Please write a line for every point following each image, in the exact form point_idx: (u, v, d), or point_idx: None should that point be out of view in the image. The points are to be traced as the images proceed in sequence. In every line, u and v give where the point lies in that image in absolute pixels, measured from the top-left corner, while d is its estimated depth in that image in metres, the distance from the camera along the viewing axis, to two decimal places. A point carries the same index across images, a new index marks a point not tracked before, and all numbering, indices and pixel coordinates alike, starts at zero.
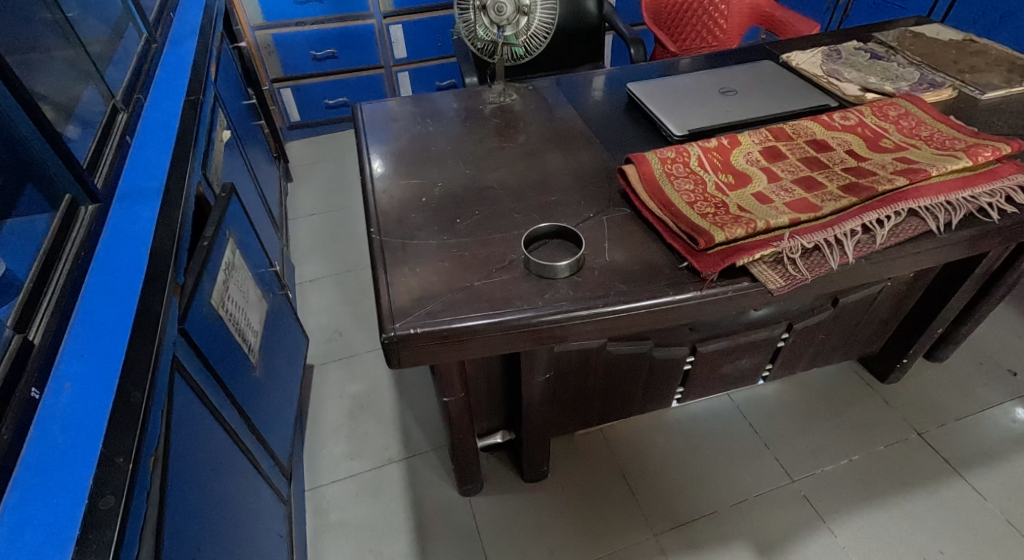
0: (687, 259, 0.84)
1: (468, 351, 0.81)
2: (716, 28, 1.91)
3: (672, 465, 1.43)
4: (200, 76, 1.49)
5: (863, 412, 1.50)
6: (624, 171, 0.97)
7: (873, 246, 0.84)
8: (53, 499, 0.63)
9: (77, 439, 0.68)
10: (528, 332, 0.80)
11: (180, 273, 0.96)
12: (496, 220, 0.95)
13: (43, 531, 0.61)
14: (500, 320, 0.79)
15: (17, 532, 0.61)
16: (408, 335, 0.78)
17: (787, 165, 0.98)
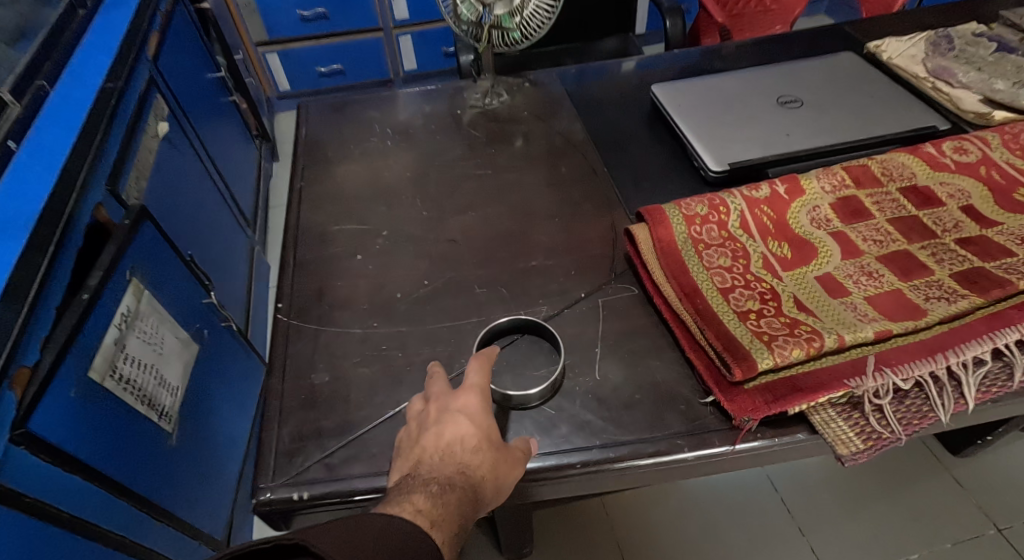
0: (714, 393, 0.56)
1: None
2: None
3: (683, 549, 1.18)
4: (132, 49, 1.20)
5: (928, 495, 1.21)
6: (632, 234, 0.68)
7: (1006, 384, 0.55)
8: None
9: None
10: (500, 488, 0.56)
11: (32, 351, 0.71)
12: (450, 299, 0.68)
13: None
14: None
15: None
16: (289, 503, 0.53)
17: (873, 231, 0.68)
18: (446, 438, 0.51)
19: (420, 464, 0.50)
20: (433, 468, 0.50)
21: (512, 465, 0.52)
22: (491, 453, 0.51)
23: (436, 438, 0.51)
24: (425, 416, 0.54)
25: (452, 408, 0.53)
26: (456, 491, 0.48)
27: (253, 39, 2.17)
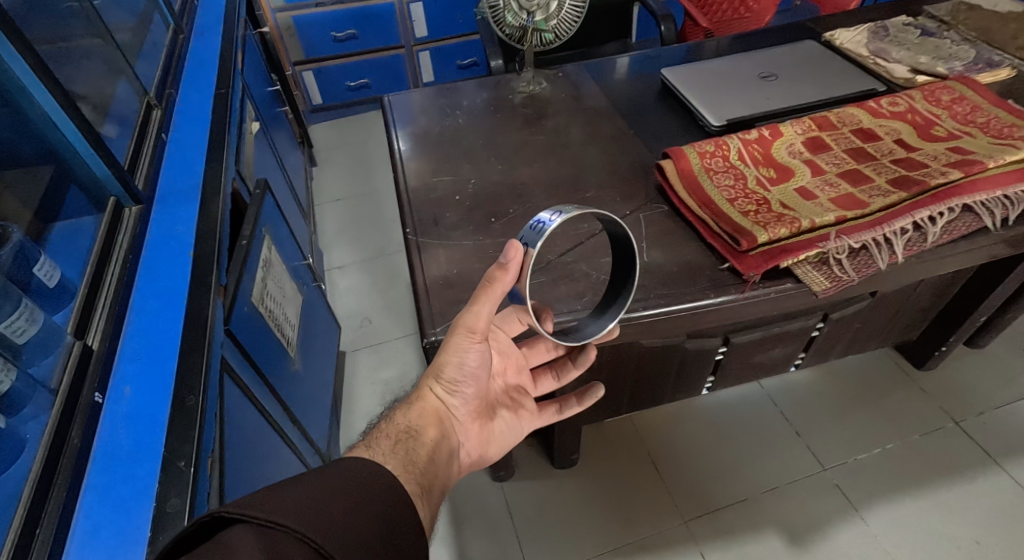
0: (729, 260, 0.82)
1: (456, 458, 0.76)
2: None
3: (702, 453, 1.43)
4: (228, 66, 1.46)
5: (900, 401, 1.48)
6: (662, 167, 0.95)
7: (925, 244, 0.81)
8: (124, 506, 0.65)
9: (135, 455, 0.68)
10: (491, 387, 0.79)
11: (224, 274, 0.95)
12: (530, 219, 0.93)
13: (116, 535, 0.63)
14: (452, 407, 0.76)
15: (99, 532, 0.63)
16: (449, 340, 0.77)
17: (832, 157, 0.95)
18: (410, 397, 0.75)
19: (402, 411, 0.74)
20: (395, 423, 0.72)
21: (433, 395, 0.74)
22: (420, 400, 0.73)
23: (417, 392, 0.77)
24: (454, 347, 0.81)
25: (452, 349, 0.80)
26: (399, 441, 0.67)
27: (291, 58, 2.45)
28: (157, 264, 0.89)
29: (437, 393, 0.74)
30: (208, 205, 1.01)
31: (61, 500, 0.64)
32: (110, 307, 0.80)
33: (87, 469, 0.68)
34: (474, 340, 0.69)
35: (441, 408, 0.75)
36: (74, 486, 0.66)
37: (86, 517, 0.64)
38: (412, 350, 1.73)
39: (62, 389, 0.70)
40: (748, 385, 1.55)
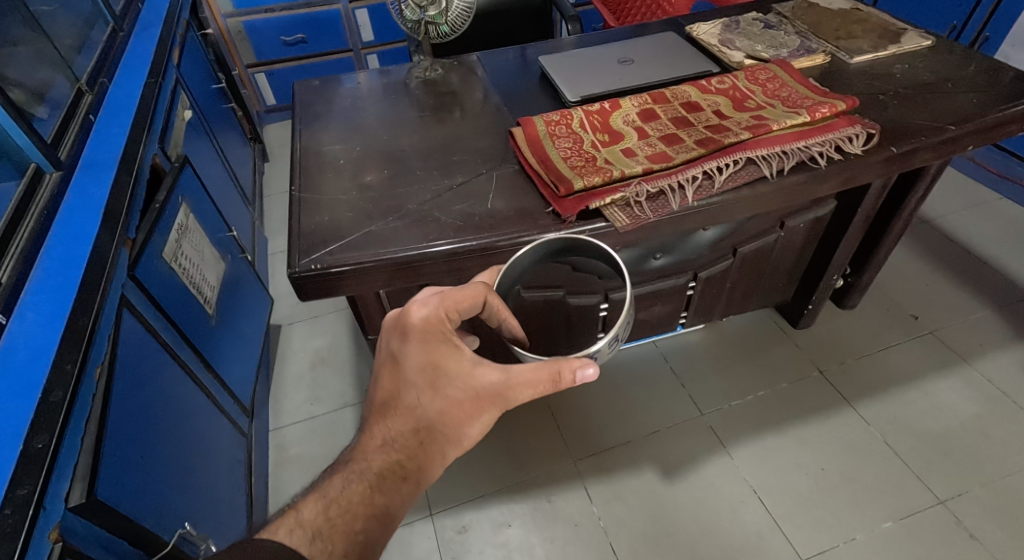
0: (551, 204, 0.97)
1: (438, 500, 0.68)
2: (664, 3, 2.02)
3: (596, 404, 1.59)
4: (162, 60, 1.61)
5: (774, 357, 1.66)
6: (514, 134, 1.11)
7: (712, 190, 0.98)
8: (9, 395, 0.73)
9: (29, 360, 0.78)
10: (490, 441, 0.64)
11: (131, 230, 1.10)
12: (402, 178, 1.08)
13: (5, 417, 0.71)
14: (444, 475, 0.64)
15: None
16: (311, 270, 0.92)
17: (659, 125, 1.10)
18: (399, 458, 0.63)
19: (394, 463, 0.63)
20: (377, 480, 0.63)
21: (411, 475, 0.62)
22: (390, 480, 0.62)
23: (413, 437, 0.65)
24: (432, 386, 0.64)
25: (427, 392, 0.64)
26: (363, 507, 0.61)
27: (244, 61, 2.62)
28: (70, 218, 1.02)
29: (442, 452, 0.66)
30: (123, 172, 1.15)
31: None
32: (22, 248, 0.93)
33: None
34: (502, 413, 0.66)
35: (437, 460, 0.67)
36: None
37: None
38: (343, 323, 1.88)
39: None
40: (642, 344, 1.71)
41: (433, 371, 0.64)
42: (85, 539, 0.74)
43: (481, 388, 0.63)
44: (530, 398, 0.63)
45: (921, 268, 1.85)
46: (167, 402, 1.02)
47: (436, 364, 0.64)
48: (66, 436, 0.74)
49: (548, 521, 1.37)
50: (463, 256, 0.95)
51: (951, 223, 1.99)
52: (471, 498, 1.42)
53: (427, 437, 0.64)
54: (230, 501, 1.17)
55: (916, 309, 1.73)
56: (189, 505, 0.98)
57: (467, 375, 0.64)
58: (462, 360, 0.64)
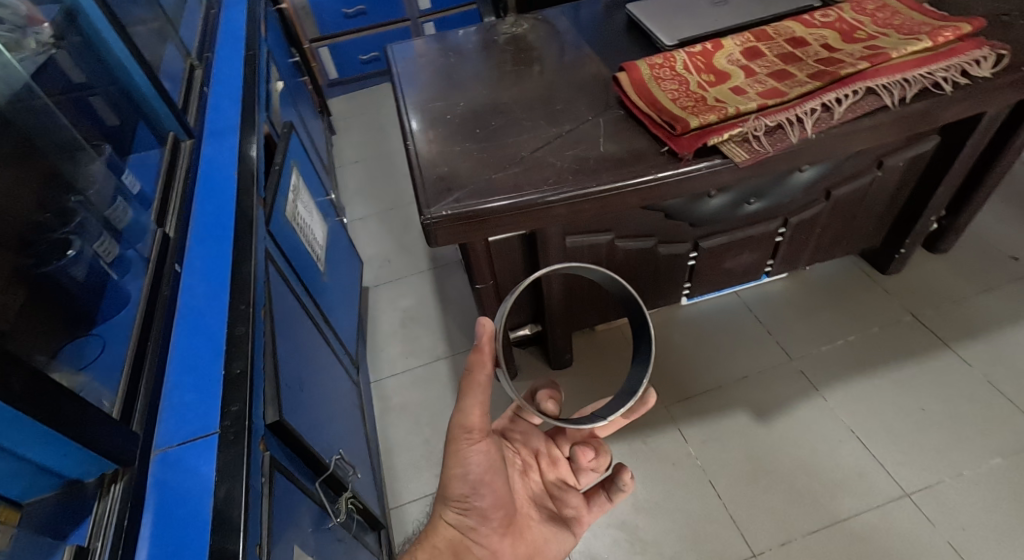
0: (666, 143, 0.97)
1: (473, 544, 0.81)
2: None
3: (683, 353, 1.62)
4: (253, 34, 1.68)
5: (865, 303, 1.66)
6: (618, 79, 1.10)
7: (831, 122, 0.96)
8: (207, 335, 0.83)
9: (211, 303, 0.88)
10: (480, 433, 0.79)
11: (263, 190, 1.17)
12: (510, 127, 1.10)
13: (207, 350, 0.82)
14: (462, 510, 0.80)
15: (193, 346, 0.82)
16: (439, 218, 0.96)
17: (765, 62, 1.08)
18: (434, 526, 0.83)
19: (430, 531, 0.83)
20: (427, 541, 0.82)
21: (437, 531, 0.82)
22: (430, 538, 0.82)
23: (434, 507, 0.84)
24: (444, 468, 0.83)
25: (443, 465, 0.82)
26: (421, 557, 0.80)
27: (309, 36, 2.68)
28: (209, 180, 1.10)
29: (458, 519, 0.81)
30: (247, 136, 1.23)
31: (161, 331, 0.82)
32: (179, 204, 1.02)
33: (175, 314, 0.86)
34: (472, 439, 0.79)
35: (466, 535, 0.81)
36: (170, 321, 0.85)
37: (178, 344, 0.83)
38: (428, 284, 2.01)
39: (153, 256, 0.90)
40: (725, 295, 1.74)
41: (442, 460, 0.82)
42: (278, 454, 0.83)
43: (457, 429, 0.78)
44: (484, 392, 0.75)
45: (1015, 210, 1.80)
46: (307, 347, 1.10)
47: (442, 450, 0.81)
48: (255, 364, 0.83)
49: (645, 461, 1.42)
50: (582, 200, 0.97)
51: None
52: None
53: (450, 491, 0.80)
54: (358, 436, 1.27)
55: (1014, 251, 1.69)
56: (336, 436, 1.08)
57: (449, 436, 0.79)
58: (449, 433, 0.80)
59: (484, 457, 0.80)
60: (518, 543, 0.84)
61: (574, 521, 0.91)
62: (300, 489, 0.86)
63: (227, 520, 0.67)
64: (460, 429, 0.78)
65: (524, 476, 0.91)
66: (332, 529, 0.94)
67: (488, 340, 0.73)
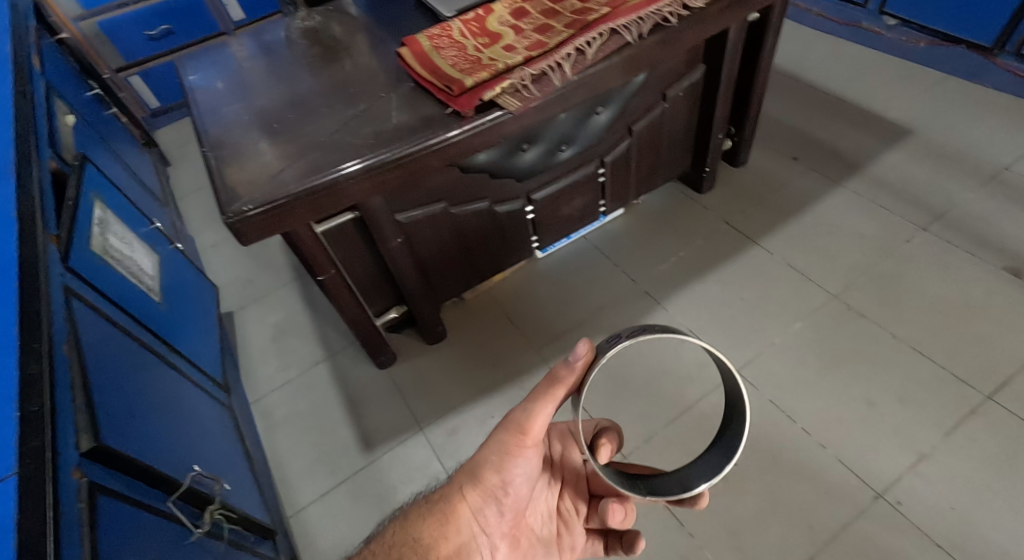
0: (449, 104, 1.03)
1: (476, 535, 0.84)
2: None
3: (545, 301, 1.78)
4: (23, 67, 1.54)
5: (690, 222, 1.88)
6: (400, 55, 1.14)
7: (585, 63, 1.07)
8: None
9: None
10: (523, 440, 0.82)
11: (53, 227, 1.11)
12: (304, 117, 1.08)
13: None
14: (480, 504, 0.85)
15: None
16: (242, 213, 0.94)
17: (531, 20, 1.15)
18: (440, 507, 0.84)
19: (436, 505, 0.85)
20: (426, 516, 0.84)
21: (447, 515, 0.84)
22: (436, 514, 0.84)
23: (450, 487, 0.86)
24: (479, 459, 0.85)
25: (481, 455, 0.85)
26: (416, 528, 0.83)
27: (111, 66, 2.49)
28: None
29: (474, 502, 0.84)
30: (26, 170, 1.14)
31: None
32: None
33: None
34: (524, 443, 0.82)
35: (470, 521, 0.84)
36: None
37: None
38: (295, 295, 1.98)
39: None
40: (575, 241, 1.91)
41: (486, 452, 0.84)
42: (103, 479, 0.83)
43: (517, 432, 0.82)
44: (548, 406, 0.80)
45: (793, 117, 2.08)
46: (141, 377, 1.06)
47: (490, 444, 0.84)
48: (56, 402, 0.80)
49: None
50: (382, 169, 1.00)
51: (810, 73, 2.22)
52: (456, 405, 1.59)
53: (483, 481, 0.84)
54: (230, 452, 1.26)
55: (794, 152, 1.97)
56: (193, 453, 1.07)
57: (503, 432, 0.83)
58: (502, 433, 0.83)
59: (527, 463, 0.84)
60: (512, 548, 0.89)
61: (567, 548, 0.94)
62: (140, 507, 0.87)
63: (32, 545, 0.64)
64: (513, 426, 0.82)
65: (545, 491, 0.94)
66: (196, 541, 0.94)
67: (582, 362, 0.78)
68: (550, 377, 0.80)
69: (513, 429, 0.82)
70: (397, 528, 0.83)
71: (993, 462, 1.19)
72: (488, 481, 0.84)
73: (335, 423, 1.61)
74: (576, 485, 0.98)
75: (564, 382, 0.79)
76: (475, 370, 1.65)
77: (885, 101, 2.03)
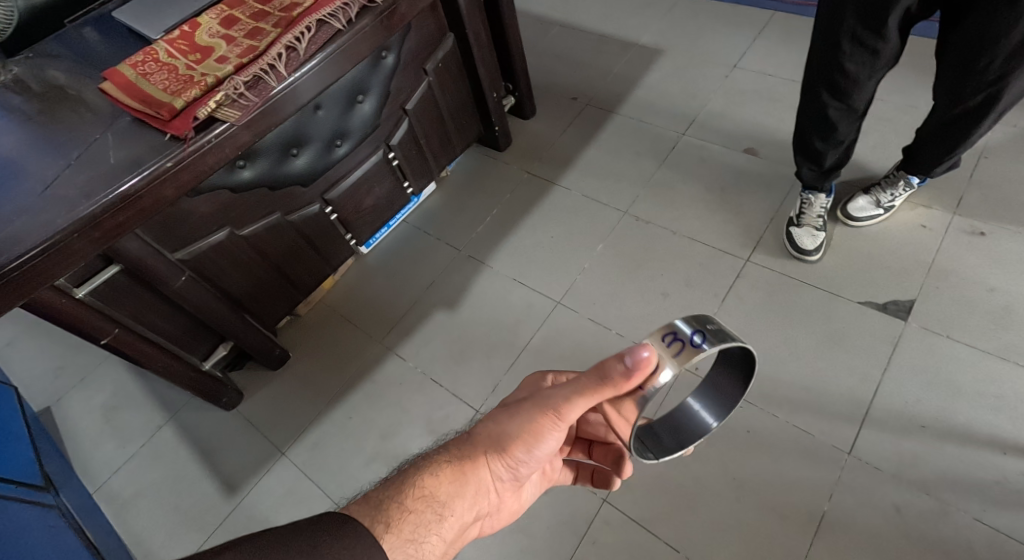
0: (165, 131, 1.01)
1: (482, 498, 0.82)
2: None
3: (380, 292, 1.79)
4: None
5: (497, 180, 1.96)
6: (105, 90, 1.07)
7: (300, 58, 1.09)
8: None
9: None
10: (558, 426, 0.79)
11: None
12: (10, 179, 0.99)
13: None
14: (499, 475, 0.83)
15: None
16: None
17: (241, 26, 1.12)
18: (453, 476, 0.79)
19: (450, 474, 0.80)
20: (439, 487, 0.78)
21: (464, 487, 0.80)
22: (452, 487, 0.79)
23: (468, 452, 0.82)
24: (506, 435, 0.81)
25: (511, 432, 0.80)
26: (428, 496, 0.77)
27: None
28: None
29: (495, 466, 0.82)
30: None
31: None
32: None
33: None
34: (560, 427, 0.79)
35: (487, 481, 0.82)
36: None
37: None
38: (117, 366, 1.83)
39: None
40: (397, 228, 1.92)
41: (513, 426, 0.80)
42: None
43: (556, 413, 0.77)
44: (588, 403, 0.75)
45: (565, 60, 2.23)
46: None
47: (529, 420, 0.80)
48: None
49: (375, 406, 1.56)
50: (107, 212, 0.96)
51: (570, 18, 2.37)
52: (313, 420, 1.58)
53: (510, 456, 0.81)
54: (60, 550, 1.20)
55: (571, 93, 2.12)
56: None
57: (545, 411, 0.78)
58: (545, 416, 0.78)
59: (556, 443, 0.82)
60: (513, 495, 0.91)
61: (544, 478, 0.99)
62: None
63: None
64: (554, 408, 0.78)
65: None
66: None
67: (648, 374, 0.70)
68: (597, 375, 0.74)
69: (552, 408, 0.77)
70: (404, 487, 0.77)
71: (757, 312, 1.42)
72: (518, 454, 0.81)
73: (193, 479, 1.55)
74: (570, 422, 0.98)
75: (614, 389, 0.73)
76: (326, 380, 1.64)
77: (636, 30, 2.23)
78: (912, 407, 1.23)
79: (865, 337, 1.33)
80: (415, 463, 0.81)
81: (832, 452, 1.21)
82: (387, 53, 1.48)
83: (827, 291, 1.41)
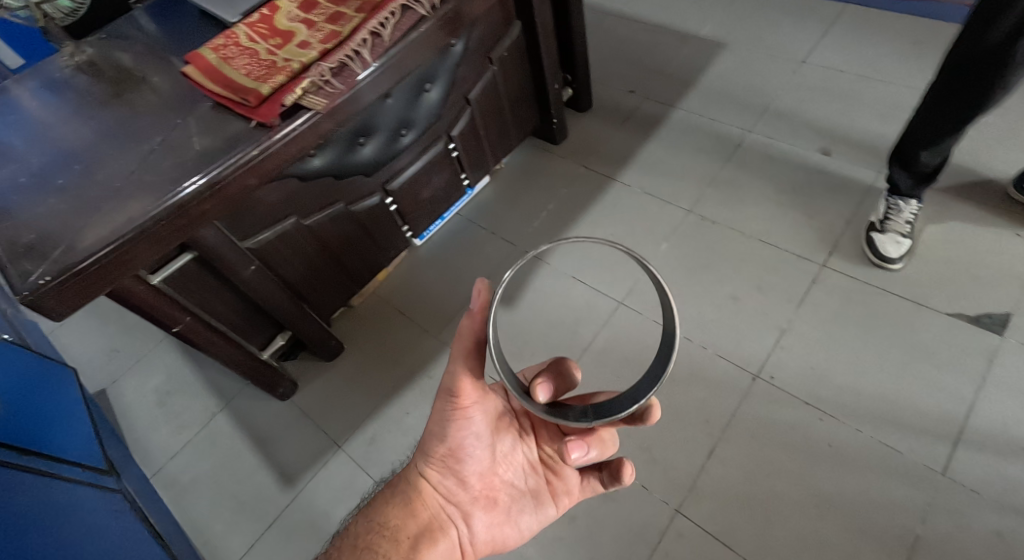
0: (251, 118, 0.98)
1: (440, 512, 0.88)
2: None
3: (433, 285, 1.76)
4: None
5: (552, 174, 1.92)
6: (186, 74, 1.05)
7: (384, 44, 1.06)
8: None
9: None
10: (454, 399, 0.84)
11: None
12: (95, 164, 0.98)
13: None
14: (447, 486, 0.89)
15: None
16: (42, 287, 0.85)
17: (322, 10, 1.09)
18: (407, 501, 0.88)
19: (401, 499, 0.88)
20: (393, 514, 0.88)
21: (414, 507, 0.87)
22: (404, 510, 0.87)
23: (413, 474, 0.90)
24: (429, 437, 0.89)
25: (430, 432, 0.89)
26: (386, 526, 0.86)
27: None
28: None
29: (437, 476, 0.89)
30: None
31: None
32: None
33: None
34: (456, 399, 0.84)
35: (435, 497, 0.88)
36: None
37: None
38: (170, 352, 1.83)
39: None
40: (450, 220, 1.89)
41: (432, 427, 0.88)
42: None
43: (445, 388, 0.85)
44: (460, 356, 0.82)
45: (622, 51, 2.16)
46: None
47: (437, 409, 0.87)
48: None
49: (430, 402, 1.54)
50: (195, 200, 0.94)
51: (626, 7, 2.30)
52: (368, 413, 1.56)
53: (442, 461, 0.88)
54: (127, 537, 1.20)
55: (629, 85, 2.05)
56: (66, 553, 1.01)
57: (442, 392, 0.85)
58: (442, 397, 0.86)
59: (472, 424, 0.87)
60: (493, 509, 0.91)
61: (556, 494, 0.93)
62: None
63: None
64: (447, 390, 0.85)
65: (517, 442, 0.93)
66: None
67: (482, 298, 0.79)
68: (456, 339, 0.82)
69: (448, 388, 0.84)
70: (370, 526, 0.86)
71: (835, 319, 1.36)
72: (443, 451, 0.88)
73: (249, 469, 1.54)
74: (548, 427, 0.95)
75: (471, 329, 0.81)
76: (380, 373, 1.62)
77: (696, 21, 2.15)
78: (1009, 427, 1.16)
79: (954, 351, 1.26)
80: (378, 500, 0.92)
81: (921, 472, 1.15)
82: (456, 41, 1.44)
83: (912, 300, 1.34)
